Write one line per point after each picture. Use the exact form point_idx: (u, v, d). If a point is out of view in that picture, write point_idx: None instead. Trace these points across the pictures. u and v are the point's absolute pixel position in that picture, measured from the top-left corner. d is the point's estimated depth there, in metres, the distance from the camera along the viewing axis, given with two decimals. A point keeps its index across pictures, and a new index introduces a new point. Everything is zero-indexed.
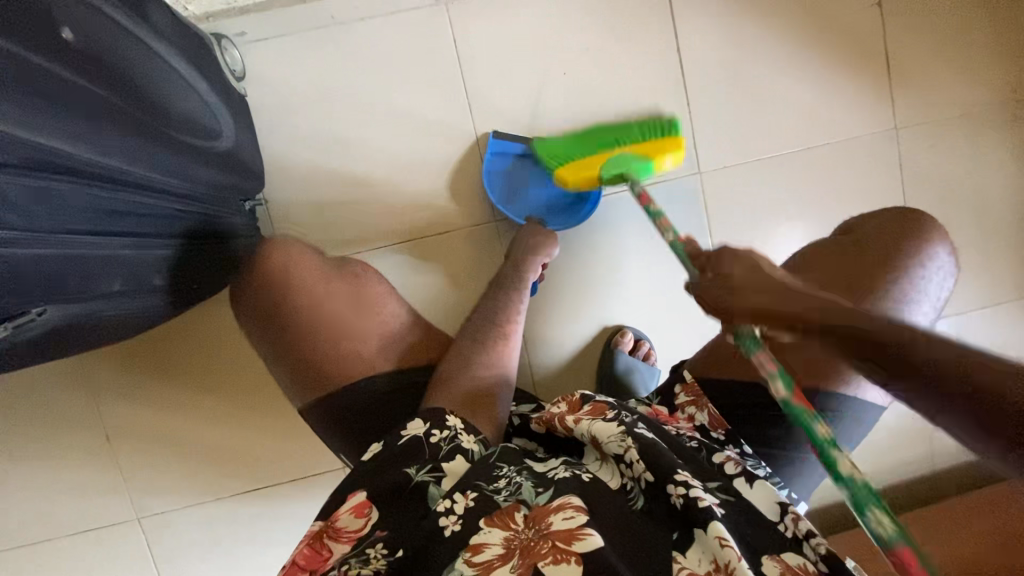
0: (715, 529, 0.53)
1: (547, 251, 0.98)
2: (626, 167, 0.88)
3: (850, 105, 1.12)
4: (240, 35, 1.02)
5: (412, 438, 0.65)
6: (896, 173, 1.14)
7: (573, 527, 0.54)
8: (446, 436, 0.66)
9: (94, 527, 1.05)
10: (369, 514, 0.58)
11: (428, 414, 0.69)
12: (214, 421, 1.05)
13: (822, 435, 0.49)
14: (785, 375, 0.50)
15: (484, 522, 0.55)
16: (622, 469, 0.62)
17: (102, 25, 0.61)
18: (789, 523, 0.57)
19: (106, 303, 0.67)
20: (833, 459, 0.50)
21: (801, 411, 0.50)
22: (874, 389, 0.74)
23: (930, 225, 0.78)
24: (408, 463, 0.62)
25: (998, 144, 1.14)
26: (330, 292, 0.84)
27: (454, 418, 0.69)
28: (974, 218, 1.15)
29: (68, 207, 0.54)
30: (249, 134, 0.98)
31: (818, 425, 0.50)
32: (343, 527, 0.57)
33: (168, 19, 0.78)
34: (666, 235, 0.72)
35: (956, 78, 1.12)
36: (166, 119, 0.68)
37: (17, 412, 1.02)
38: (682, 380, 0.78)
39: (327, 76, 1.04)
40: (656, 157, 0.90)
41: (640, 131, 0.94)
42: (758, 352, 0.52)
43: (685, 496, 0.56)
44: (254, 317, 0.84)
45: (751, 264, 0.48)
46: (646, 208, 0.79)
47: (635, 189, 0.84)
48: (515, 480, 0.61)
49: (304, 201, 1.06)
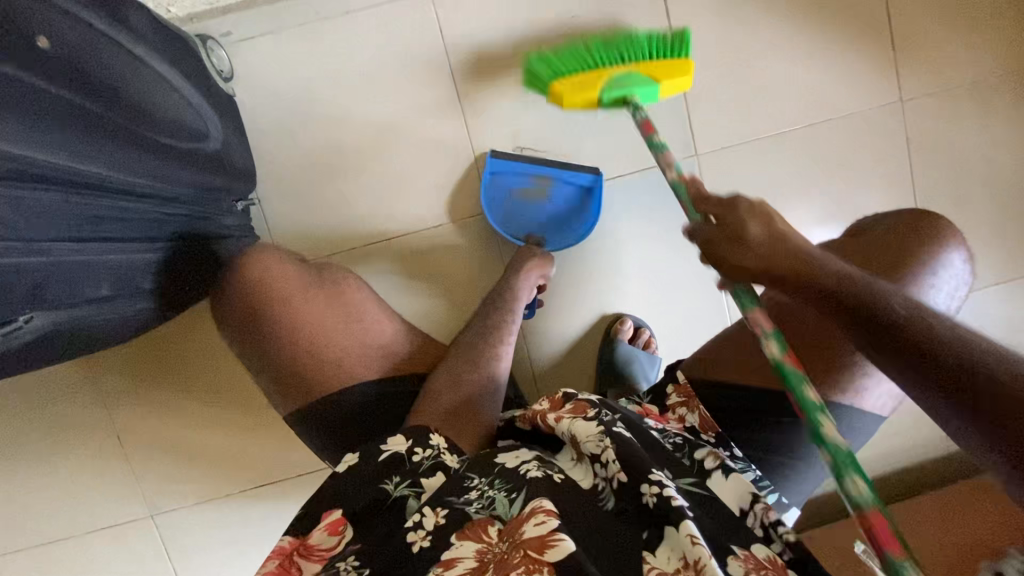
0: (685, 526, 0.52)
1: (541, 271, 0.98)
2: (628, 87, 0.85)
3: (853, 78, 1.08)
4: (226, 36, 1.02)
5: (392, 454, 0.64)
6: (902, 149, 1.10)
7: (544, 534, 0.53)
8: (429, 454, 0.65)
9: (110, 526, 1.08)
10: (344, 532, 0.58)
11: (412, 431, 0.68)
12: (219, 421, 1.07)
13: (809, 398, 0.54)
14: (778, 336, 0.58)
15: (455, 538, 0.55)
16: (596, 469, 0.61)
17: (82, 31, 0.61)
18: (756, 515, 0.57)
19: (95, 308, 0.68)
20: (817, 424, 0.52)
21: (794, 372, 0.55)
22: (872, 399, 0.71)
23: (945, 228, 0.75)
24: (390, 475, 0.62)
25: (1013, 111, 1.09)
26: (308, 303, 0.84)
27: (438, 438, 0.68)
28: (987, 191, 1.11)
29: (49, 215, 0.54)
30: (238, 134, 0.98)
31: (804, 388, 0.54)
32: (315, 545, 0.58)
33: (149, 22, 0.79)
34: (669, 172, 0.73)
35: (966, 45, 1.07)
36: (148, 122, 0.69)
37: (31, 415, 1.05)
38: (675, 380, 0.76)
39: (315, 72, 1.04)
40: (659, 76, 0.86)
41: (643, 46, 0.88)
42: (756, 311, 0.60)
43: (657, 495, 0.55)
44: (238, 335, 0.85)
45: (765, 221, 0.59)
46: (648, 139, 0.80)
47: (640, 120, 0.82)
48: (487, 492, 0.60)
49: (298, 201, 1.06)
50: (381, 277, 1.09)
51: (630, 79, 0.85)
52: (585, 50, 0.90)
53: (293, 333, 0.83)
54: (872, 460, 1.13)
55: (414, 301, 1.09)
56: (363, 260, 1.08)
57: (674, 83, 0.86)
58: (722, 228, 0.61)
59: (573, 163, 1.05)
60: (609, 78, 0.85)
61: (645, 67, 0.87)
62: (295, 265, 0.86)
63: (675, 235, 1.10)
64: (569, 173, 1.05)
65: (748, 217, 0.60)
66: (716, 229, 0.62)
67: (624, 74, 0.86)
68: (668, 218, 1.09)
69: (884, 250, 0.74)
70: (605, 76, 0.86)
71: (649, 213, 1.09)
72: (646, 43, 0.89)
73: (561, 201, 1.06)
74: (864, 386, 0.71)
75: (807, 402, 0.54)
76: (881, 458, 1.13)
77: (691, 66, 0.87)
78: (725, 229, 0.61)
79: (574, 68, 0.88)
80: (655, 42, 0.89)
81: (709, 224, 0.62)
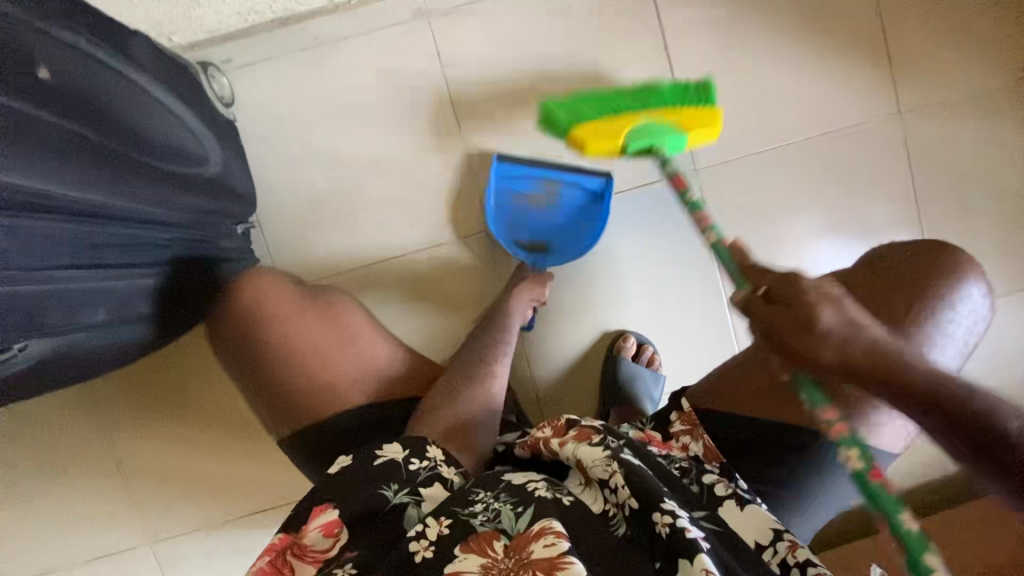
0: (700, 561, 0.49)
1: (538, 296, 0.98)
2: (656, 137, 0.86)
3: (850, 91, 1.08)
4: (227, 62, 1.03)
5: (390, 461, 0.63)
6: (901, 160, 1.09)
7: (553, 555, 0.50)
8: (426, 465, 0.64)
9: (108, 554, 1.07)
10: (339, 535, 0.57)
11: (410, 440, 0.67)
12: (218, 444, 1.06)
13: (905, 525, 0.51)
14: (863, 450, 0.56)
15: (459, 549, 0.53)
16: (605, 494, 0.59)
17: (83, 61, 0.62)
18: (783, 551, 0.55)
19: (92, 334, 0.67)
20: (923, 565, 0.49)
21: (883, 491, 0.53)
22: (884, 437, 0.70)
23: (963, 260, 0.72)
24: (387, 482, 0.61)
25: (1012, 122, 1.09)
26: (304, 325, 0.84)
27: (436, 450, 0.67)
28: (991, 200, 1.10)
29: (47, 241, 0.54)
30: (239, 158, 0.99)
31: (898, 510, 0.52)
32: (309, 545, 0.56)
33: (149, 50, 0.80)
34: (706, 235, 0.75)
35: (962, 57, 1.08)
36: (149, 149, 0.70)
37: (29, 441, 1.04)
38: (680, 408, 0.74)
39: (313, 95, 1.05)
40: (686, 126, 0.88)
41: (668, 97, 0.91)
42: (827, 411, 0.59)
43: (671, 525, 0.52)
44: (234, 358, 0.86)
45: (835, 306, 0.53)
46: (681, 195, 0.81)
47: (672, 174, 0.84)
48: (492, 505, 0.58)
49: (298, 224, 1.07)
50: (381, 297, 1.08)
51: (654, 126, 0.87)
52: (603, 97, 0.92)
53: (291, 358, 0.83)
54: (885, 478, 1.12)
55: (414, 320, 1.09)
56: (363, 280, 1.08)
57: (700, 136, 0.89)
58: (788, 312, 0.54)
59: (585, 167, 1.03)
60: (632, 127, 0.87)
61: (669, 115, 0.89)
62: (292, 285, 0.87)
63: (676, 254, 1.10)
64: (577, 178, 1.03)
65: (819, 300, 0.53)
66: (771, 309, 0.55)
67: (650, 123, 0.88)
68: (671, 235, 1.09)
69: (904, 282, 0.72)
70: (632, 124, 0.88)
71: (652, 230, 1.09)
72: (669, 95, 0.92)
73: (568, 210, 1.05)
74: (878, 424, 0.69)
75: (901, 528, 0.52)
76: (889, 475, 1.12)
77: (718, 118, 0.89)
78: (790, 315, 0.54)
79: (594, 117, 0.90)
80: (680, 95, 0.92)
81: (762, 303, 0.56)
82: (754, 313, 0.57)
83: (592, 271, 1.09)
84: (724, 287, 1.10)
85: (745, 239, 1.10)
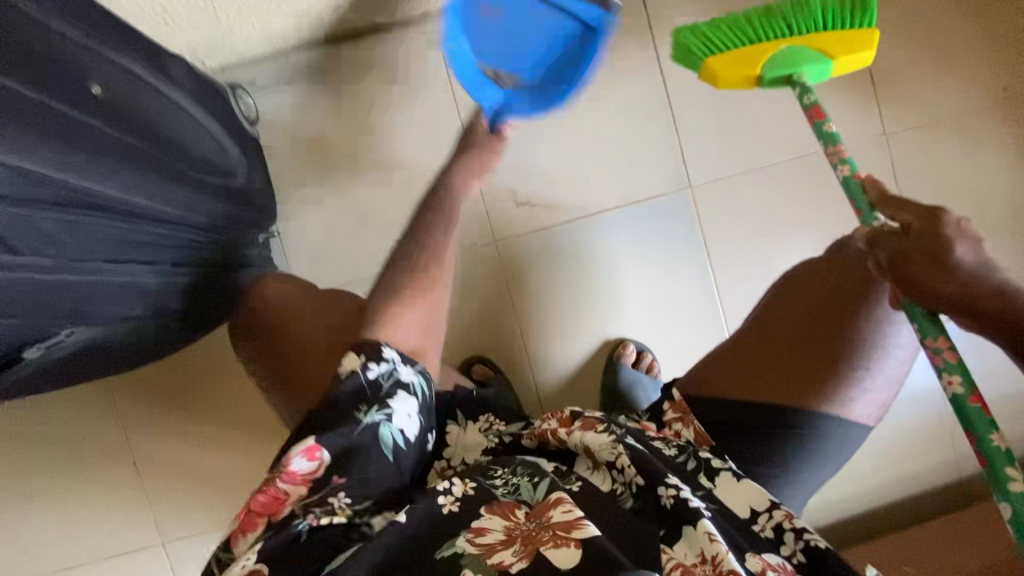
0: (703, 524, 0.53)
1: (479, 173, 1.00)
2: (798, 66, 0.77)
3: (840, 114, 1.14)
4: (252, 84, 1.10)
5: (351, 375, 0.62)
6: (889, 179, 1.15)
7: (572, 518, 0.53)
8: (386, 372, 0.64)
9: (120, 553, 1.10)
10: (323, 457, 0.56)
11: (363, 349, 0.66)
12: (231, 445, 1.10)
13: (997, 446, 0.56)
14: (965, 374, 0.59)
15: (484, 509, 0.55)
16: (612, 475, 0.62)
17: (130, 79, 0.69)
18: (763, 522, 0.59)
19: (126, 326, 0.73)
20: (1004, 477, 0.55)
21: (980, 416, 0.57)
22: (859, 409, 0.75)
23: None
24: (357, 403, 0.60)
25: (995, 143, 1.15)
26: (307, 317, 0.87)
27: (391, 353, 0.67)
28: (978, 217, 1.15)
29: (96, 237, 0.59)
30: (262, 172, 1.06)
31: (991, 433, 0.56)
32: (296, 472, 0.55)
33: (186, 72, 0.88)
34: (840, 170, 0.73)
35: (947, 83, 1.14)
36: (184, 158, 0.76)
37: (50, 440, 1.09)
38: (670, 398, 0.79)
39: (333, 116, 1.12)
40: (839, 51, 0.76)
41: (826, 15, 0.78)
42: (938, 339, 0.60)
43: (675, 496, 0.56)
44: (256, 351, 0.92)
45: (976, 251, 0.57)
46: (817, 127, 0.76)
47: (810, 107, 0.77)
48: (511, 480, 0.60)
49: (315, 236, 1.13)
50: None
51: (798, 55, 0.77)
52: (746, 15, 0.81)
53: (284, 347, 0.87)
54: (877, 486, 1.15)
55: None
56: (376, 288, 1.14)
57: (854, 58, 0.76)
58: (927, 245, 0.58)
59: None
60: (774, 52, 0.77)
61: (820, 39, 0.77)
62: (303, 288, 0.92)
63: (672, 264, 1.15)
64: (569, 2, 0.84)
65: (960, 237, 0.58)
66: (909, 243, 0.59)
67: (793, 46, 0.77)
68: (668, 245, 1.14)
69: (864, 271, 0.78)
70: (771, 50, 0.78)
71: (648, 239, 1.14)
72: (824, 8, 0.78)
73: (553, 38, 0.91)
74: (852, 396, 0.75)
75: (993, 449, 0.56)
76: (882, 483, 1.15)
77: (878, 39, 0.76)
78: (923, 247, 0.58)
79: (731, 43, 0.80)
80: (840, 11, 0.78)
81: (899, 238, 0.60)
82: (889, 242, 0.61)
83: (591, 279, 1.14)
84: (718, 294, 1.15)
85: (741, 252, 1.15)
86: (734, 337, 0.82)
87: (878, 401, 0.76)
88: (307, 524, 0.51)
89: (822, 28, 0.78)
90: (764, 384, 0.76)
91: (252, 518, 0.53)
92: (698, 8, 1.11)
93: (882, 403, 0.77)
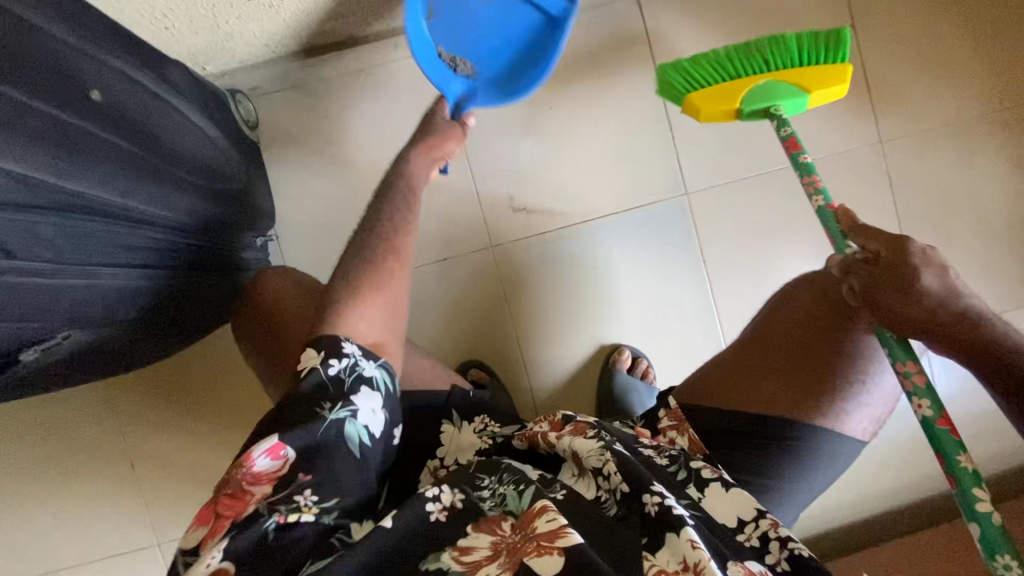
0: (686, 532, 0.53)
1: (438, 152, 0.87)
2: (775, 99, 0.85)
3: (835, 122, 1.15)
4: (252, 89, 1.11)
5: (312, 373, 0.63)
6: (885, 187, 1.15)
7: (556, 527, 0.53)
8: (346, 366, 0.64)
9: (118, 554, 1.11)
10: (287, 455, 0.57)
11: (321, 344, 0.65)
12: (228, 447, 1.10)
13: (964, 467, 0.60)
14: (932, 399, 0.63)
15: (471, 527, 0.55)
16: (598, 481, 0.63)
17: (130, 85, 0.70)
18: (749, 532, 0.59)
19: (121, 329, 0.73)
20: (970, 496, 0.59)
21: (948, 438, 0.61)
22: (854, 423, 0.75)
23: None
24: (321, 401, 0.61)
25: (991, 152, 1.15)
26: (294, 314, 0.87)
27: (352, 346, 0.66)
28: (973, 226, 1.15)
29: (92, 241, 0.60)
30: (261, 177, 1.07)
31: (959, 455, 0.60)
32: (261, 470, 0.56)
33: (186, 77, 0.89)
34: (813, 199, 0.78)
35: (943, 92, 1.14)
36: (182, 163, 0.77)
37: (48, 441, 1.09)
38: (666, 405, 0.79)
39: (332, 120, 1.13)
40: (812, 86, 0.84)
41: (800, 54, 0.86)
42: (908, 363, 0.65)
43: (659, 504, 0.56)
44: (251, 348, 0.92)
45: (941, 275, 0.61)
46: (793, 158, 0.82)
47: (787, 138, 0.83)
48: (499, 489, 0.60)
49: (313, 240, 1.14)
50: None
51: (775, 89, 0.84)
52: (726, 51, 0.88)
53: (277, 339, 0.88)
54: (872, 494, 1.15)
55: (417, 329, 1.15)
56: None
57: (827, 92, 0.83)
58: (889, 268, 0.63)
59: None
60: (752, 88, 0.85)
61: (795, 75, 0.85)
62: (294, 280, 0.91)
63: (667, 270, 1.15)
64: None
65: (925, 265, 0.61)
66: (875, 269, 0.64)
67: (770, 82, 0.85)
68: (663, 251, 1.15)
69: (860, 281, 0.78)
70: (750, 84, 0.85)
71: (644, 245, 1.15)
72: (799, 47, 0.85)
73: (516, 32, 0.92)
74: (847, 409, 0.75)
75: (960, 470, 0.60)
76: (877, 491, 1.15)
77: (849, 75, 0.83)
78: (890, 271, 0.63)
79: (712, 78, 0.88)
80: (815, 49, 0.85)
81: (866, 266, 0.65)
82: (861, 273, 0.65)
83: (589, 285, 1.15)
84: (715, 300, 1.15)
85: (737, 258, 1.15)
86: (730, 348, 0.82)
87: (873, 416, 0.76)
88: (275, 522, 0.52)
89: (797, 65, 0.86)
90: (759, 395, 0.77)
91: (218, 523, 0.53)
92: (693, 18, 1.12)
93: (877, 418, 0.77)
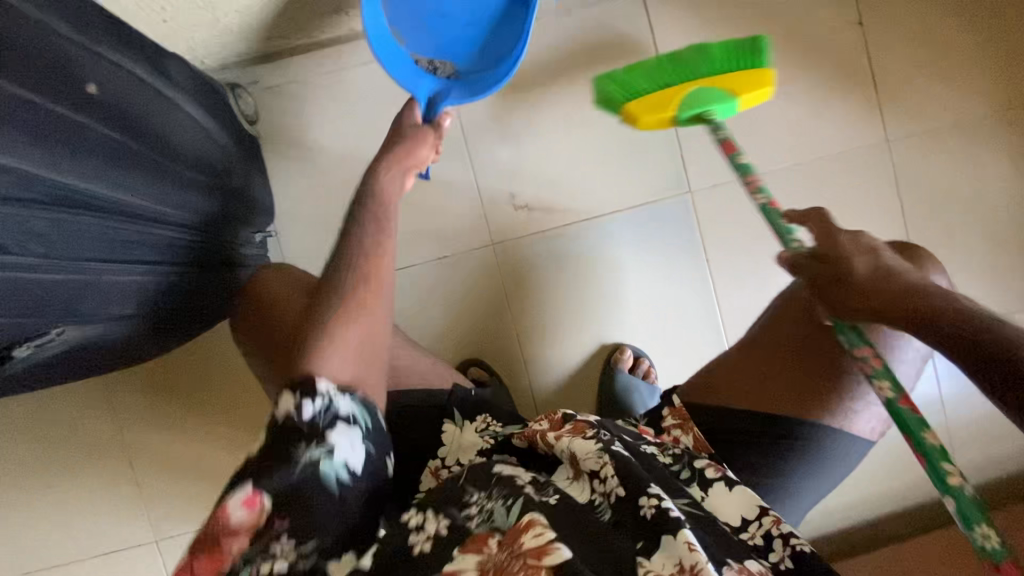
0: (683, 534, 0.53)
1: (413, 161, 0.80)
2: (707, 105, 0.83)
3: (841, 120, 1.13)
4: (252, 84, 1.10)
5: (286, 419, 0.58)
6: (891, 185, 1.14)
7: (542, 544, 0.52)
8: (322, 408, 0.59)
9: (117, 550, 1.10)
10: (263, 504, 0.55)
11: (296, 382, 0.60)
12: (228, 443, 1.10)
13: (931, 445, 0.57)
14: (891, 378, 0.60)
15: (458, 549, 0.54)
16: (593, 484, 0.62)
17: (129, 79, 0.69)
18: (751, 530, 0.59)
19: (116, 326, 0.72)
20: (940, 471, 0.56)
21: (911, 418, 0.58)
22: (861, 423, 0.74)
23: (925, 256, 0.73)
24: (296, 440, 0.57)
25: (999, 151, 1.13)
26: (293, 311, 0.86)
27: (327, 384, 0.60)
28: (979, 226, 1.14)
29: (86, 237, 0.59)
30: (260, 173, 1.06)
31: (925, 433, 0.57)
32: (236, 524, 0.54)
33: (186, 71, 0.88)
34: (757, 198, 0.77)
35: (950, 90, 1.13)
36: (180, 159, 0.76)
37: (46, 437, 1.09)
38: (670, 404, 0.79)
39: (332, 116, 1.12)
40: (739, 93, 0.83)
41: (718, 61, 0.86)
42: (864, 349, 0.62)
43: (656, 506, 0.56)
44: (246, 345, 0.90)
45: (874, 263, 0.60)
46: (731, 159, 0.81)
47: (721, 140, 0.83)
48: (486, 505, 0.58)
49: (313, 237, 1.13)
50: None
51: (706, 96, 0.83)
52: (658, 62, 0.88)
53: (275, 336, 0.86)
54: (875, 496, 1.14)
55: (416, 328, 1.14)
56: None
57: (754, 96, 0.83)
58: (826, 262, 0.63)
59: None
60: (685, 95, 0.84)
61: (718, 80, 0.85)
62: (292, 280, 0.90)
63: (669, 269, 1.14)
64: None
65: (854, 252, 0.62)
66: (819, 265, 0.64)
67: (701, 88, 0.84)
68: (665, 250, 1.14)
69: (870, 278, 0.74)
70: (682, 92, 0.85)
71: (646, 243, 1.14)
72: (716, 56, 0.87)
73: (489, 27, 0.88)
74: (854, 409, 0.74)
75: (929, 450, 0.57)
76: (881, 493, 1.15)
77: (772, 80, 0.84)
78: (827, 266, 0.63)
79: (648, 87, 0.87)
80: (734, 56, 0.86)
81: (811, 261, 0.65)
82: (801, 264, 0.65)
83: (590, 283, 1.14)
84: (717, 299, 1.14)
85: (740, 257, 1.14)
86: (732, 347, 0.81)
87: (881, 415, 0.75)
88: None
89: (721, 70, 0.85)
90: (758, 395, 0.76)
91: None
92: (698, 13, 1.11)
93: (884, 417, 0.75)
